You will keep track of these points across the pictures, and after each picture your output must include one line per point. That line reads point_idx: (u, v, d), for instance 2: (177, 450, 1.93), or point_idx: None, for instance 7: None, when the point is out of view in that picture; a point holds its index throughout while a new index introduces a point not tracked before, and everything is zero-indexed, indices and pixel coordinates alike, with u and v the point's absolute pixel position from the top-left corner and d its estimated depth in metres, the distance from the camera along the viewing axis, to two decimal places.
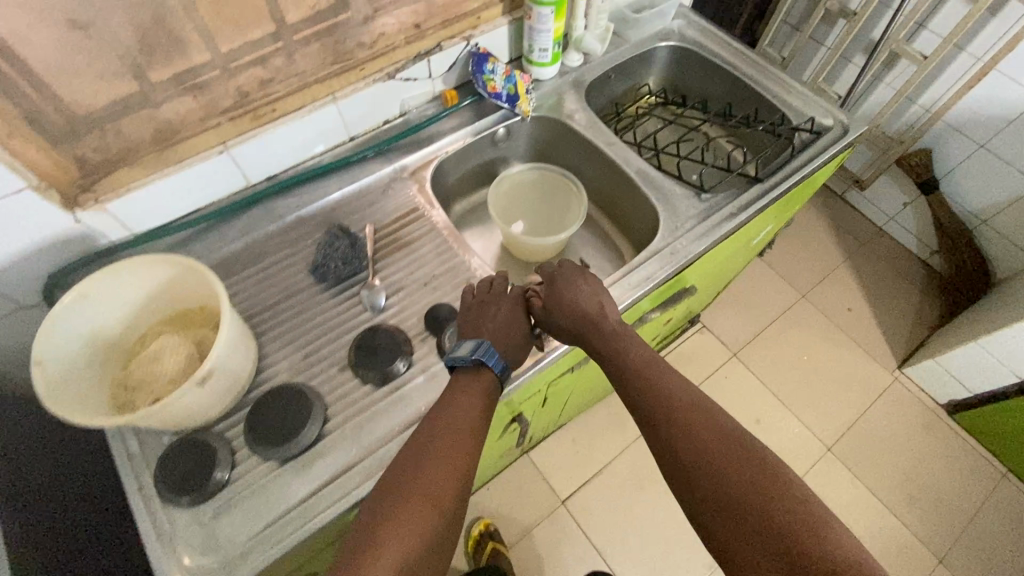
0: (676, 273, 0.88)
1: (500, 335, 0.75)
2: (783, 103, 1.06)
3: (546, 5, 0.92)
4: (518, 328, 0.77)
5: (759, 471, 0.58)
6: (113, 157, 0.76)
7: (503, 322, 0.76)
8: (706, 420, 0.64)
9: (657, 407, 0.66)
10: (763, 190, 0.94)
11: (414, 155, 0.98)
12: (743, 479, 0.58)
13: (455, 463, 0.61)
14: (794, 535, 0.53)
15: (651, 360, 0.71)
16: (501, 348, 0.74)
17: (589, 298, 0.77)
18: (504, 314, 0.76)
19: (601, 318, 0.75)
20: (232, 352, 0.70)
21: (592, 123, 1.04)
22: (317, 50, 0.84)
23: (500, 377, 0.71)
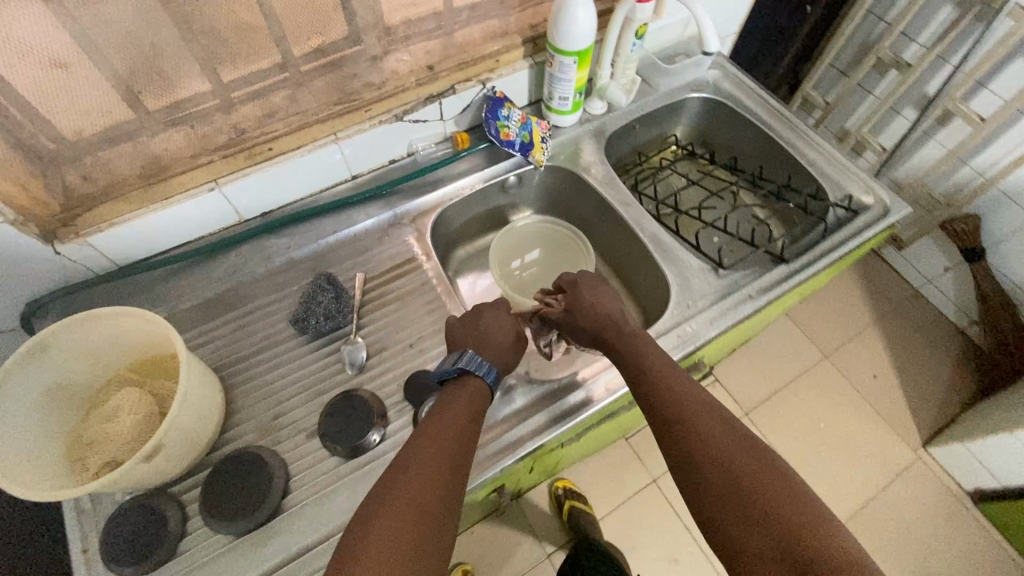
0: (684, 359, 0.81)
1: (492, 342, 0.75)
2: (820, 173, 0.97)
3: (569, 55, 0.86)
4: (512, 335, 0.77)
5: (766, 470, 0.58)
6: (99, 190, 0.73)
7: (497, 329, 0.77)
8: (718, 421, 0.63)
9: (670, 408, 0.66)
10: (788, 274, 0.85)
11: (417, 200, 0.93)
12: (747, 475, 0.58)
13: (445, 467, 0.58)
14: (799, 531, 0.53)
15: (663, 364, 0.70)
16: (489, 356, 0.73)
17: (604, 301, 0.79)
18: (501, 322, 0.78)
19: (621, 320, 0.77)
20: (195, 412, 0.66)
21: (609, 179, 0.98)
22: (322, 90, 0.81)
23: (488, 384, 0.69)
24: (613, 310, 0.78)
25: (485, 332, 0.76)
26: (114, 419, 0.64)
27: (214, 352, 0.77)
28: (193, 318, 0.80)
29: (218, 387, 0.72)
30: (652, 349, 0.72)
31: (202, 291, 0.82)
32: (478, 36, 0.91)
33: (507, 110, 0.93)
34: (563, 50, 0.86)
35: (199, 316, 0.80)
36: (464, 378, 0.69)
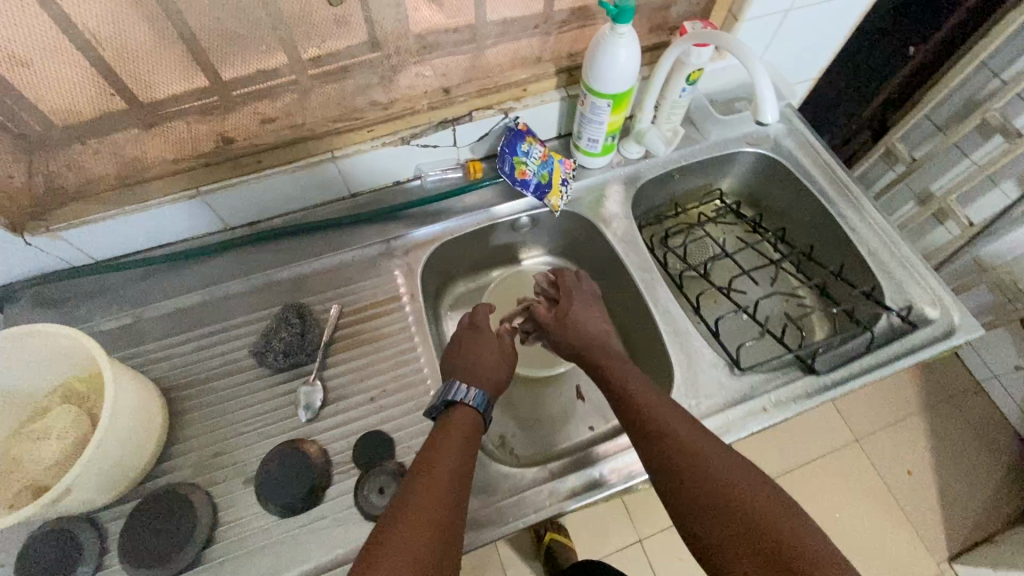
0: None
1: (482, 365, 0.73)
2: (881, 267, 0.83)
3: (604, 97, 0.75)
4: (501, 357, 0.75)
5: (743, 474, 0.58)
6: (75, 186, 0.69)
7: (486, 351, 0.74)
8: (699, 430, 0.63)
9: (651, 418, 0.64)
10: (817, 388, 0.72)
11: (414, 231, 0.85)
12: (748, 490, 0.57)
13: (466, 469, 0.59)
14: (790, 535, 0.53)
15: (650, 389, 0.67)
16: (482, 382, 0.71)
17: (590, 315, 0.78)
18: (487, 341, 0.76)
19: (607, 337, 0.76)
20: (127, 441, 0.63)
21: (629, 237, 0.87)
22: (323, 105, 0.75)
23: (482, 411, 0.67)
24: (595, 327, 0.77)
25: (472, 353, 0.74)
26: (42, 440, 0.61)
27: (171, 372, 0.73)
28: (158, 329, 0.76)
29: (161, 407, 0.69)
30: (628, 366, 0.71)
31: (173, 300, 0.78)
32: (505, 61, 0.81)
33: (527, 145, 0.84)
34: (597, 91, 0.75)
35: (164, 327, 0.76)
36: (455, 410, 0.66)
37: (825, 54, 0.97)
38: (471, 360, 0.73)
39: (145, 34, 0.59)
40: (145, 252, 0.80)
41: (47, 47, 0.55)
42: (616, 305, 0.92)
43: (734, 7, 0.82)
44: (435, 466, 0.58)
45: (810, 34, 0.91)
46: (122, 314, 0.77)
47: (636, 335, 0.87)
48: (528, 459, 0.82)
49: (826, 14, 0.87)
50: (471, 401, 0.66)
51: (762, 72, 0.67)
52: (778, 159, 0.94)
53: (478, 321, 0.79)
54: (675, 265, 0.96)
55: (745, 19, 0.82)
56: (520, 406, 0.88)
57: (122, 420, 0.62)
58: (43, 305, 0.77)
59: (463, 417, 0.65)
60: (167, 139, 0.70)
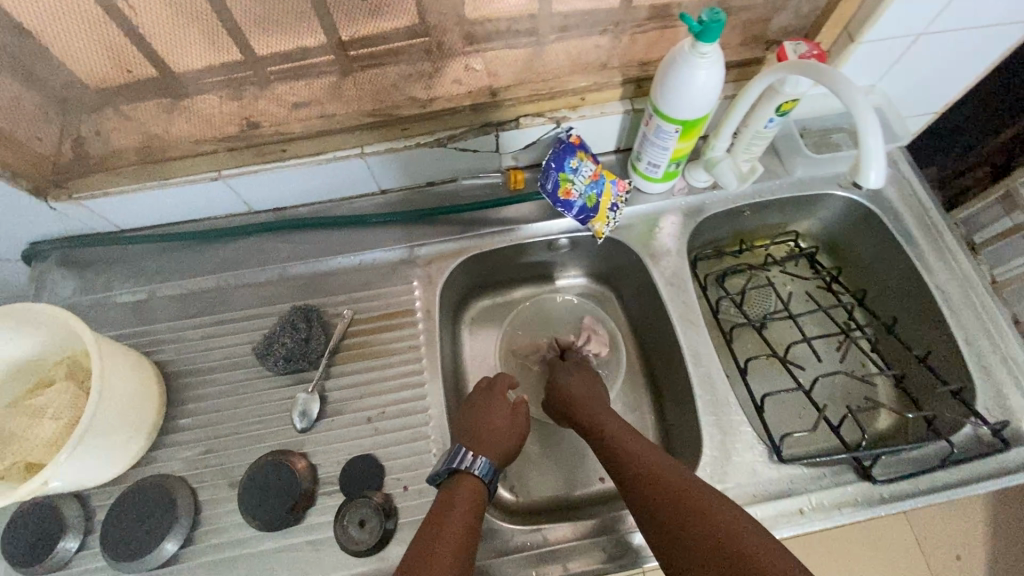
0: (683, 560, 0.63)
1: (488, 438, 0.68)
2: (978, 364, 0.69)
3: (673, 122, 0.64)
4: (511, 430, 0.70)
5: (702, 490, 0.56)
6: (101, 156, 0.68)
7: (494, 423, 0.70)
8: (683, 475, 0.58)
9: (634, 469, 0.61)
10: (868, 499, 0.63)
11: (440, 240, 0.79)
12: (727, 531, 0.52)
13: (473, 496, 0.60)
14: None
15: (620, 427, 0.68)
16: (490, 454, 0.66)
17: (586, 377, 0.78)
18: (499, 411, 0.71)
19: (594, 396, 0.74)
20: (117, 429, 0.62)
21: (678, 280, 0.77)
22: (357, 97, 0.69)
23: (485, 481, 0.62)
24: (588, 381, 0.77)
25: (480, 423, 0.69)
26: (38, 416, 0.61)
27: (177, 357, 0.72)
28: (171, 309, 0.74)
29: (159, 393, 0.68)
30: (604, 411, 0.71)
31: (188, 281, 0.76)
32: (563, 66, 0.72)
33: (577, 161, 0.73)
34: (665, 114, 0.64)
35: (176, 309, 0.74)
36: (458, 477, 0.62)
37: (952, 93, 0.81)
38: (477, 432, 0.68)
39: (167, 7, 0.54)
40: (169, 226, 0.78)
41: (68, 12, 0.52)
42: (651, 349, 0.82)
43: (851, 24, 0.69)
44: (442, 518, 0.56)
45: (940, 67, 0.76)
46: (138, 288, 0.76)
47: (667, 388, 0.78)
48: (526, 504, 0.76)
49: (967, 46, 0.72)
50: (476, 471, 0.62)
51: (872, 123, 0.53)
52: (874, 210, 0.80)
53: (493, 389, 0.74)
54: (728, 312, 0.84)
55: (863, 41, 0.69)
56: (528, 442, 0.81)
57: (112, 405, 0.61)
58: (67, 267, 0.77)
59: (470, 485, 0.61)
60: (193, 117, 0.66)
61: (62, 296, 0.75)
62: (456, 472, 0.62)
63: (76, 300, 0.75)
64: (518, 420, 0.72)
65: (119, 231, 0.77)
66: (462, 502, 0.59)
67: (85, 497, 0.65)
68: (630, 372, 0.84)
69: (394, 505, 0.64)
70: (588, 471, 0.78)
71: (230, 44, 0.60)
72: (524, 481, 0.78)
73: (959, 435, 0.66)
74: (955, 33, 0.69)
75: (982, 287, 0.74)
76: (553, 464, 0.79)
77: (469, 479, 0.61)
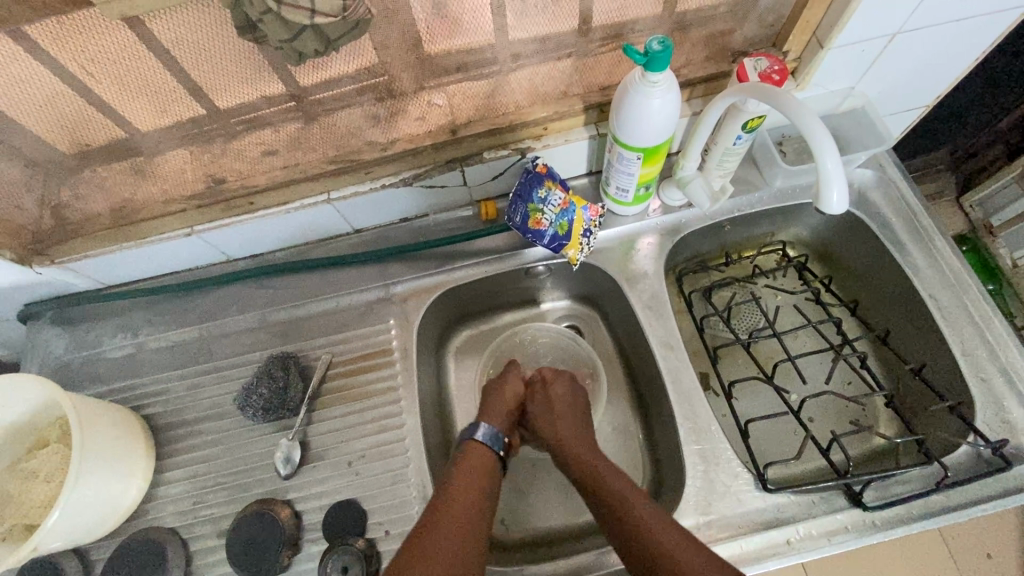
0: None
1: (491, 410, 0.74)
2: (977, 377, 0.66)
3: (634, 150, 0.63)
4: (510, 394, 0.76)
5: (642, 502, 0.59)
6: (78, 221, 0.70)
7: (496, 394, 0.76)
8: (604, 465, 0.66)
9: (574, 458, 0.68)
10: (860, 527, 0.60)
11: (416, 277, 0.79)
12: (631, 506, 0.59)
13: (486, 456, 0.67)
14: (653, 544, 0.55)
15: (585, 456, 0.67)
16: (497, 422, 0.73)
17: (555, 408, 0.74)
18: (496, 386, 0.77)
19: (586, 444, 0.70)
20: (105, 488, 0.64)
21: (656, 303, 0.76)
22: (317, 145, 0.69)
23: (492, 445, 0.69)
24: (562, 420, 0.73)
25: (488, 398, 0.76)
26: (31, 480, 0.63)
27: (164, 410, 0.73)
28: (157, 362, 0.76)
29: (147, 447, 0.70)
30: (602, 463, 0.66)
31: (173, 332, 0.78)
32: (522, 96, 0.70)
33: (545, 190, 0.72)
34: (626, 144, 0.63)
35: (162, 361, 0.76)
36: (466, 446, 0.68)
37: (938, 86, 0.77)
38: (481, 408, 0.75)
39: (111, 77, 0.53)
40: (153, 278, 0.80)
41: (10, 84, 0.51)
42: (636, 372, 0.81)
43: (819, 30, 0.66)
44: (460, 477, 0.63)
45: (922, 63, 0.72)
46: (127, 343, 0.78)
47: (651, 414, 0.76)
48: (517, 537, 0.75)
49: (947, 40, 0.68)
50: (483, 438, 0.69)
51: (815, 127, 0.53)
52: (861, 217, 0.76)
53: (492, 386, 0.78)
54: (715, 329, 0.82)
55: (833, 46, 0.66)
56: (516, 473, 0.80)
57: (97, 464, 0.63)
58: (59, 325, 0.79)
59: (475, 451, 0.67)
60: (161, 178, 0.68)
61: (55, 354, 0.78)
62: (464, 442, 0.69)
63: (68, 358, 0.78)
64: (511, 385, 0.77)
65: (105, 286, 0.80)
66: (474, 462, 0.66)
67: (84, 552, 0.68)
68: (618, 396, 0.83)
69: (376, 550, 0.64)
70: (578, 501, 0.77)
71: (181, 104, 0.59)
72: (515, 513, 0.77)
73: (960, 455, 0.62)
74: (932, 28, 0.66)
75: (977, 292, 0.70)
76: (542, 494, 0.78)
77: (476, 443, 0.68)
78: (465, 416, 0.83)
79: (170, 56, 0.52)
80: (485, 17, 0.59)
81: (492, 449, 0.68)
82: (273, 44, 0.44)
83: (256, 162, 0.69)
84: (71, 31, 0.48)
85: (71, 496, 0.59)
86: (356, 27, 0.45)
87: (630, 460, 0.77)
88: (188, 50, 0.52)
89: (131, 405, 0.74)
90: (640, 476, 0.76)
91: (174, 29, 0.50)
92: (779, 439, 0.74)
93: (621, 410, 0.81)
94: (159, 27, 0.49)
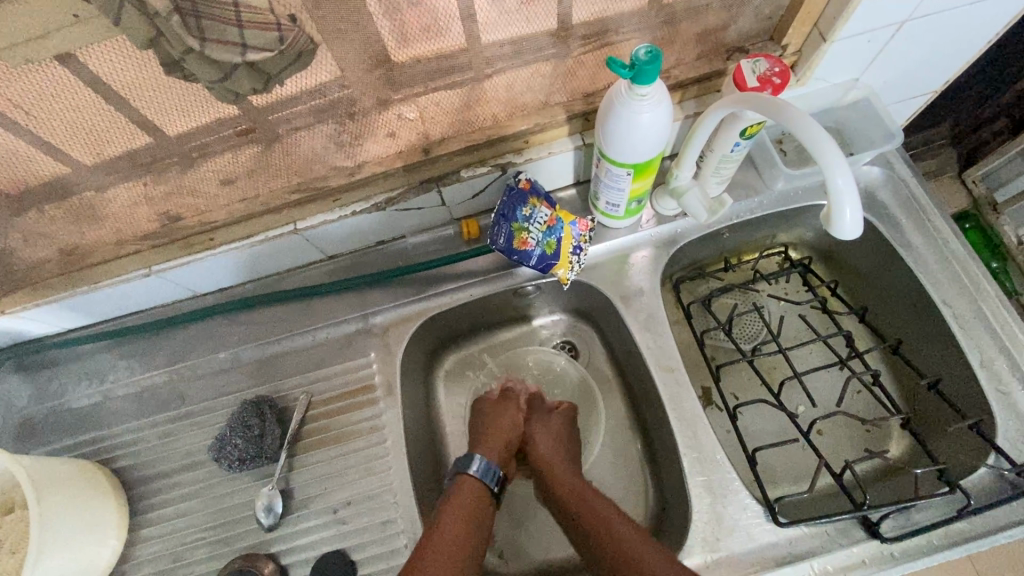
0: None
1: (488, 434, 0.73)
2: (997, 390, 0.62)
3: (624, 166, 0.58)
4: (508, 422, 0.74)
5: (626, 522, 0.61)
6: (25, 269, 0.64)
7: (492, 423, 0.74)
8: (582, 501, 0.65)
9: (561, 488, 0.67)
10: (877, 560, 0.57)
11: (396, 304, 0.74)
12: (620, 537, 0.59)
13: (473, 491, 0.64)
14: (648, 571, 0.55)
15: (571, 484, 0.67)
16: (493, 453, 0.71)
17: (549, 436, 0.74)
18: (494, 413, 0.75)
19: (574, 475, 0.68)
20: (71, 557, 0.59)
21: (653, 322, 0.71)
22: (279, 173, 0.63)
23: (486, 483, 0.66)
24: (554, 449, 0.72)
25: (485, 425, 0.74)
26: None
27: (136, 462, 0.69)
28: (125, 410, 0.72)
29: (121, 506, 0.66)
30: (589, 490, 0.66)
31: (141, 377, 0.73)
32: (498, 107, 0.64)
33: (530, 208, 0.68)
34: (614, 160, 0.57)
35: (131, 409, 0.72)
36: (460, 479, 0.66)
37: (945, 73, 0.72)
38: (477, 435, 0.73)
39: (35, 120, 0.47)
40: (115, 320, 0.75)
41: None
42: (634, 391, 0.77)
43: (821, 21, 0.60)
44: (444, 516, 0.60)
45: (931, 50, 0.66)
46: (92, 391, 0.73)
47: (653, 438, 0.72)
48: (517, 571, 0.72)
49: (958, 25, 0.62)
50: (475, 471, 0.66)
51: (834, 153, 0.47)
52: (870, 218, 0.71)
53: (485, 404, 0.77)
54: (716, 341, 0.77)
55: (836, 39, 0.61)
56: (514, 502, 0.76)
57: (63, 534, 0.58)
58: (18, 375, 0.74)
59: (471, 486, 0.65)
60: (109, 220, 0.62)
61: (17, 408, 0.73)
62: (459, 474, 0.66)
63: (32, 411, 0.73)
64: (510, 411, 0.76)
65: (65, 330, 0.75)
66: (466, 494, 0.64)
67: None
68: (616, 416, 0.78)
69: None
70: None
71: (120, 145, 0.53)
72: (514, 546, 0.73)
73: (983, 476, 0.59)
74: (945, 13, 0.60)
75: (990, 293, 0.66)
76: (540, 523, 0.75)
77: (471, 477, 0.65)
78: (457, 446, 0.79)
79: (95, 95, 0.46)
80: (452, 29, 0.53)
81: (484, 482, 0.66)
82: (204, 84, 0.39)
83: (211, 197, 0.63)
84: None
85: (37, 571, 0.55)
86: (299, 59, 0.40)
87: (633, 485, 0.74)
88: (114, 84, 0.45)
89: (100, 459, 0.69)
90: (644, 501, 0.73)
91: (105, 69, 0.43)
92: (789, 458, 0.71)
93: (620, 432, 0.77)
94: (87, 68, 0.43)
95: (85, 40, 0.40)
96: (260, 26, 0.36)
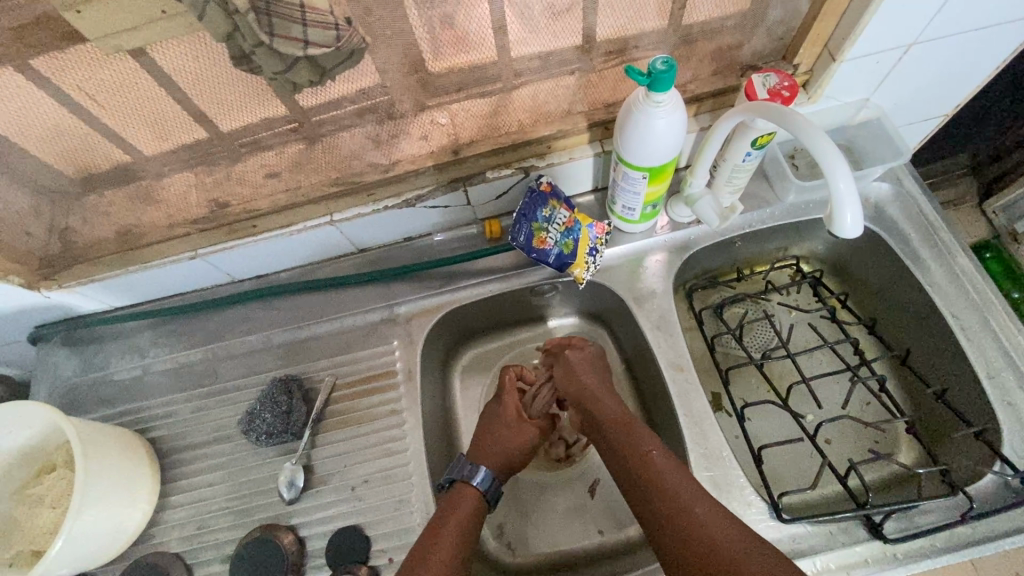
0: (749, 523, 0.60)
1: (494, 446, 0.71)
2: (1003, 401, 0.63)
3: (640, 170, 0.62)
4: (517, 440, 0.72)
5: (694, 493, 0.56)
6: (84, 246, 0.70)
7: (501, 431, 0.72)
8: (628, 438, 0.64)
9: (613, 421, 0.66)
10: (880, 560, 0.58)
11: (420, 296, 0.78)
12: (661, 479, 0.58)
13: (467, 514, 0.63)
14: (691, 517, 0.54)
15: (617, 411, 0.67)
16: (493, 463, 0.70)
17: (582, 373, 0.73)
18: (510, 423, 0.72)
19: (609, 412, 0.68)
20: (107, 518, 0.63)
21: (665, 323, 0.74)
22: (319, 167, 0.68)
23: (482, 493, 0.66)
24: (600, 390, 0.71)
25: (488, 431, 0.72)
26: (39, 506, 0.64)
27: (169, 433, 0.73)
28: (162, 384, 0.77)
29: (154, 473, 0.70)
30: (633, 428, 0.65)
31: (180, 354, 0.78)
32: (525, 115, 0.69)
33: (550, 210, 0.72)
34: (631, 163, 0.61)
35: (169, 383, 0.77)
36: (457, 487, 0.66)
37: (955, 96, 0.75)
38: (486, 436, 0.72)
39: (113, 107, 0.53)
40: (158, 300, 0.81)
41: (14, 118, 0.51)
42: (645, 392, 0.78)
43: (831, 42, 0.64)
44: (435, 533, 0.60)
45: (940, 73, 0.69)
46: (133, 365, 0.78)
47: (661, 437, 0.74)
48: (522, 561, 0.73)
49: (966, 50, 0.66)
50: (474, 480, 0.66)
51: (839, 162, 0.50)
52: (878, 232, 0.74)
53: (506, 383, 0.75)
54: (726, 348, 0.79)
55: (845, 59, 0.64)
56: (522, 496, 0.78)
57: (101, 493, 0.62)
58: (66, 347, 0.80)
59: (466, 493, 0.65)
60: (164, 203, 0.68)
61: (65, 377, 0.78)
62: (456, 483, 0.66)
63: (77, 380, 0.78)
64: (522, 431, 0.72)
65: (112, 308, 0.80)
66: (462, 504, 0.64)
67: None
68: None
69: None
70: (586, 525, 0.75)
71: (182, 133, 0.59)
72: (520, 536, 0.75)
73: (989, 485, 0.59)
74: (949, 38, 0.63)
75: (995, 305, 0.68)
76: (544, 515, 0.76)
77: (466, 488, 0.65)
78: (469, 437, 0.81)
79: (167, 84, 0.51)
80: (487, 40, 0.58)
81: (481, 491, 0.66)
82: (268, 75, 0.44)
83: (256, 187, 0.68)
84: (71, 64, 0.47)
85: (77, 525, 0.59)
86: (351, 56, 0.46)
87: None
88: (186, 76, 0.51)
89: (137, 428, 0.74)
90: None
91: (177, 57, 0.49)
92: (795, 462, 0.72)
93: None
94: (157, 58, 0.48)
95: (166, 33, 0.45)
96: (320, 25, 0.41)
